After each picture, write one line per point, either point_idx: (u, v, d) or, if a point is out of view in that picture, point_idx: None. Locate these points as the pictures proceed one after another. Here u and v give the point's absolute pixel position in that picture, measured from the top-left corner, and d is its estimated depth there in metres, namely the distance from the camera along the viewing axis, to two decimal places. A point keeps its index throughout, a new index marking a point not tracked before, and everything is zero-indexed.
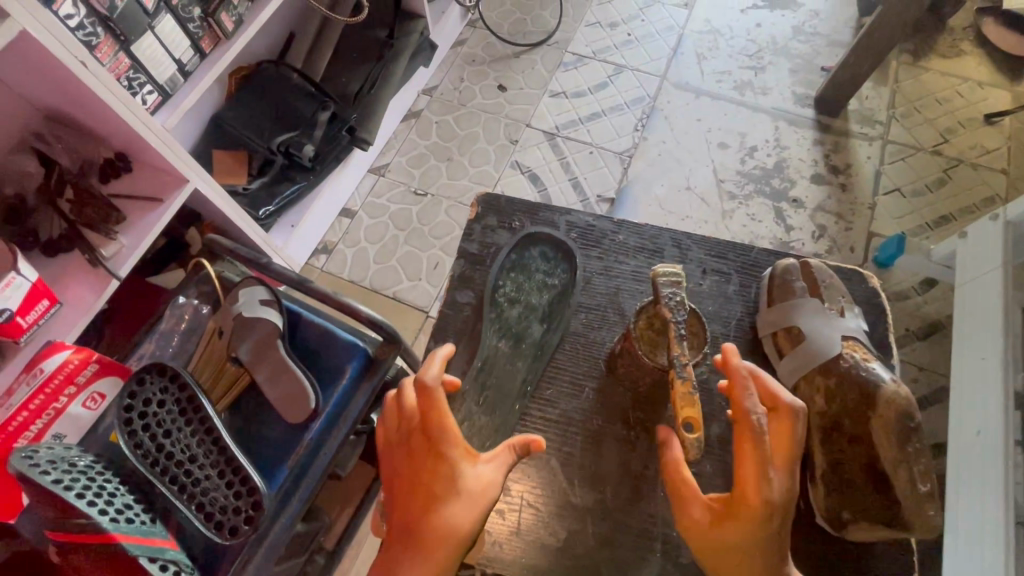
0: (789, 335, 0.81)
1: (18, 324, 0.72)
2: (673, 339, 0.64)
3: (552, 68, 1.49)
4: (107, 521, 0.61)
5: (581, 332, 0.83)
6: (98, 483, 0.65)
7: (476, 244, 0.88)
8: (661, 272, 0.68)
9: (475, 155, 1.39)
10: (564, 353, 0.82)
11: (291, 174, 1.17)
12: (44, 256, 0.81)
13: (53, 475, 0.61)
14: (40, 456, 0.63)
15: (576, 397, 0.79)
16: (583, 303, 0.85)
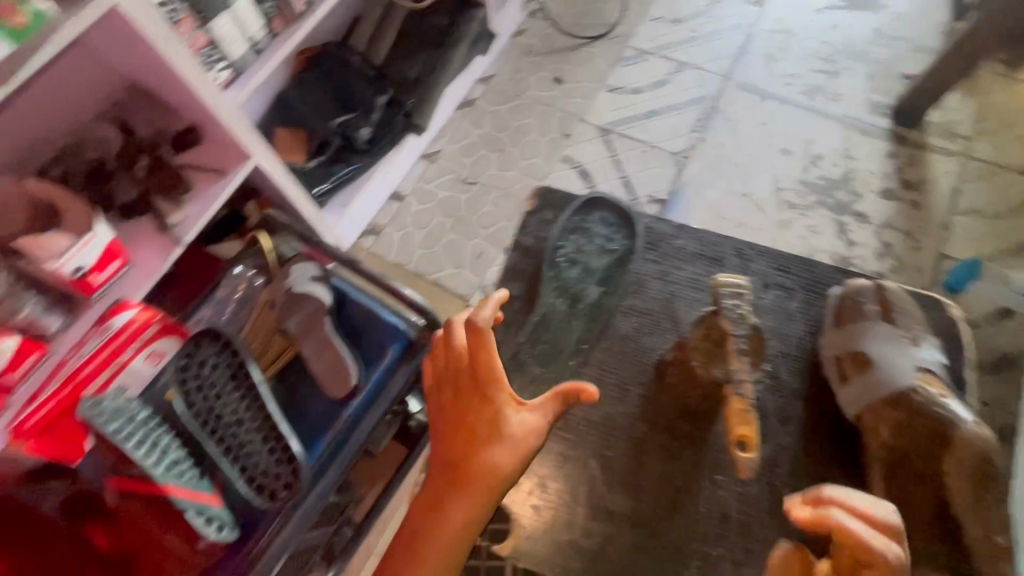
0: (856, 361, 0.93)
1: (90, 281, 0.78)
2: (733, 352, 0.80)
3: (612, 62, 1.46)
4: (161, 471, 0.64)
5: None
6: (156, 433, 0.67)
7: None
8: (725, 282, 0.82)
9: (527, 147, 1.38)
10: None
11: (345, 156, 1.20)
12: (120, 219, 0.86)
13: (114, 425, 0.65)
14: (106, 404, 0.66)
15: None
16: None
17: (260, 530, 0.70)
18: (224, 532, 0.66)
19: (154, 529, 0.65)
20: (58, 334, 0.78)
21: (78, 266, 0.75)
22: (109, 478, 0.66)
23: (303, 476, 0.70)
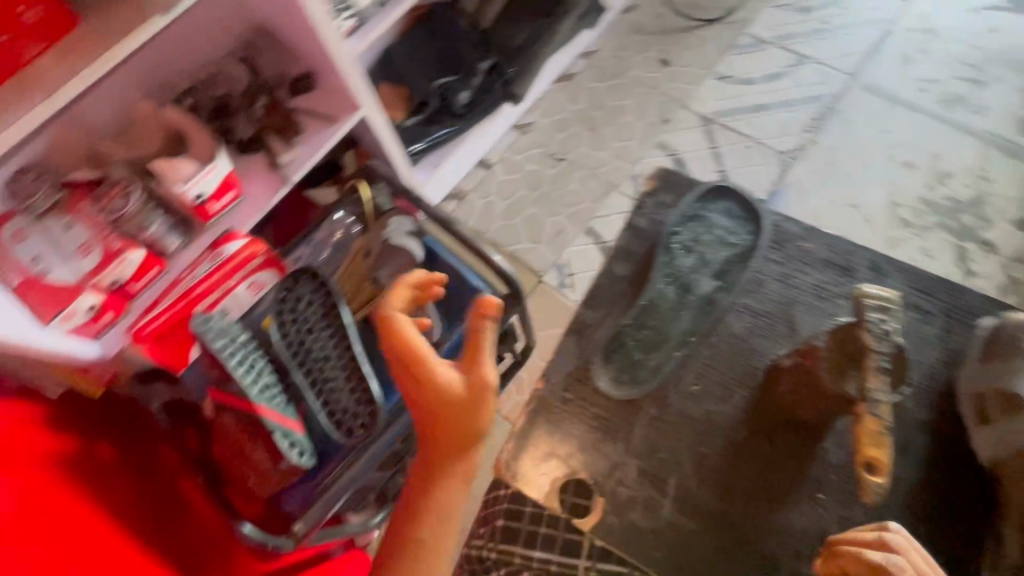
0: (1004, 400, 0.89)
1: (207, 208, 0.83)
2: (873, 372, 0.79)
3: (725, 49, 1.37)
4: (254, 391, 0.69)
5: None
6: (253, 357, 0.72)
7: None
8: (871, 296, 0.80)
9: (622, 128, 1.33)
10: None
11: (441, 117, 1.20)
12: (236, 153, 0.91)
13: (220, 342, 0.70)
14: (215, 323, 0.72)
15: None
16: None
17: (333, 462, 0.74)
18: (303, 457, 0.70)
19: (242, 443, 0.70)
20: (174, 254, 0.85)
21: (199, 193, 0.80)
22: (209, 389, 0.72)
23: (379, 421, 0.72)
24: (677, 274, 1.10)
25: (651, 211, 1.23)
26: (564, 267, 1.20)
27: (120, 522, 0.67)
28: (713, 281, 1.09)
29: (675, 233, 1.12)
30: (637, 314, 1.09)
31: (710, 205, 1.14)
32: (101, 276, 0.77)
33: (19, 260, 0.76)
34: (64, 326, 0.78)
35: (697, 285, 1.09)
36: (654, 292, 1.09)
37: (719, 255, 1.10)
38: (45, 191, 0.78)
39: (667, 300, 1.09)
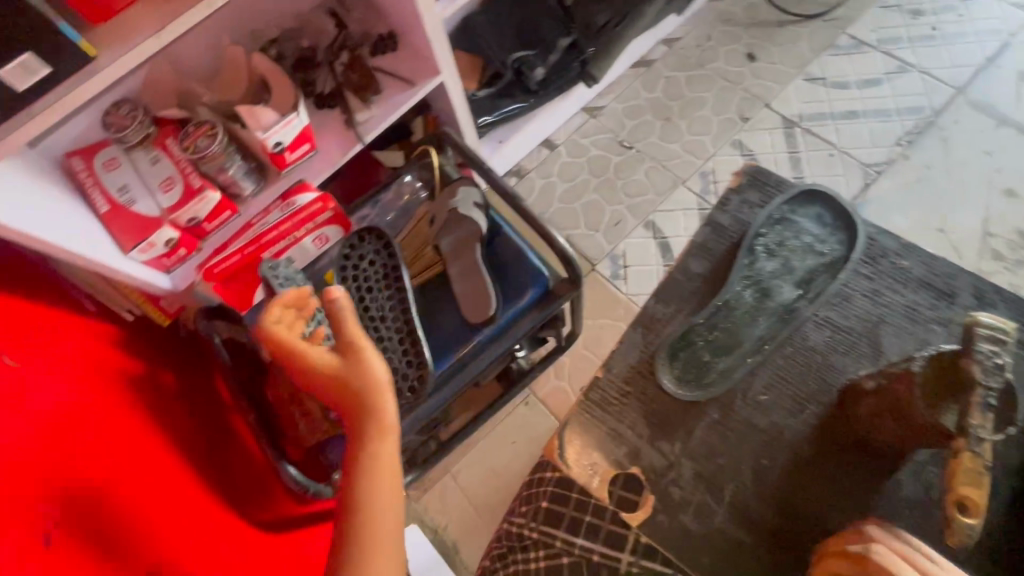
0: None
1: (284, 157, 0.84)
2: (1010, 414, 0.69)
3: (820, 48, 1.29)
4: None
5: (820, 351, 0.75)
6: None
7: (727, 217, 0.83)
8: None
9: (697, 122, 1.28)
10: (781, 356, 0.75)
11: (513, 92, 1.19)
12: (314, 107, 0.92)
13: (287, 290, 0.72)
14: (283, 271, 0.74)
15: (793, 416, 0.71)
16: (814, 315, 0.76)
17: None
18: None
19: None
20: (247, 199, 0.87)
21: (278, 141, 0.81)
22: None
23: (427, 386, 0.73)
24: (757, 277, 0.80)
25: (736, 207, 0.84)
26: (618, 257, 1.19)
27: (182, 438, 0.73)
28: (796, 288, 0.79)
29: (759, 234, 0.81)
30: (710, 314, 0.79)
31: (803, 207, 0.82)
32: (180, 213, 0.80)
33: (108, 189, 0.79)
34: (142, 257, 0.80)
35: (778, 292, 0.79)
36: (730, 294, 0.79)
37: (806, 263, 0.80)
38: (137, 123, 0.79)
39: (744, 306, 0.79)
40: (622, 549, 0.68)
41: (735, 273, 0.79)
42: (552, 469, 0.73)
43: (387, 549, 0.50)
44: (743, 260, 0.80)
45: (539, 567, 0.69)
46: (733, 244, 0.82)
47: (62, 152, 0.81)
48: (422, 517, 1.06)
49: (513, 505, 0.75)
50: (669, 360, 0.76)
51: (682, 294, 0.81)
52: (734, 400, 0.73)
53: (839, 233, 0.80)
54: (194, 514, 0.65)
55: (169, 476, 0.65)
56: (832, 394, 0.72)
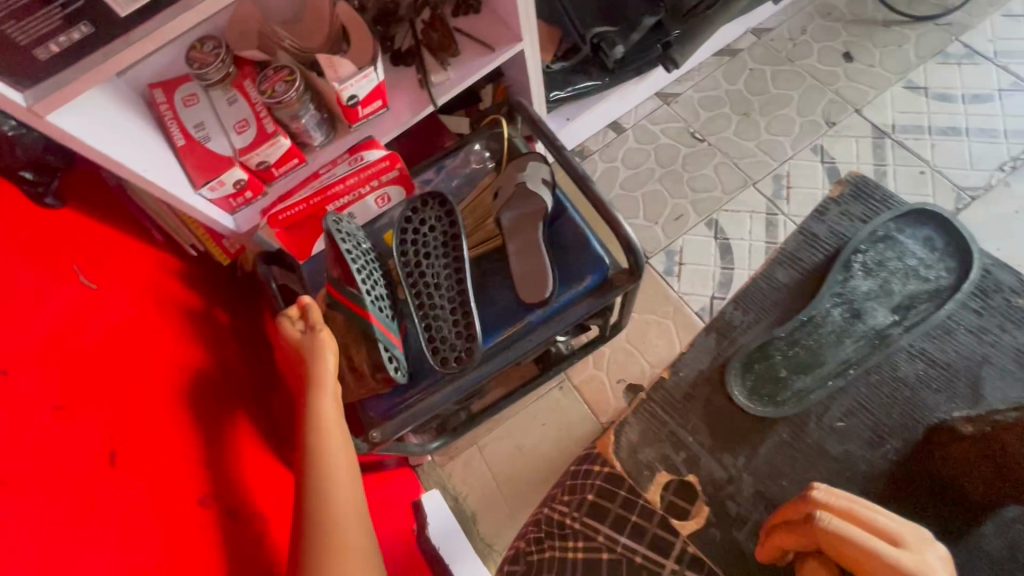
0: None
1: (356, 112, 0.83)
2: None
3: (927, 54, 1.19)
4: (369, 300, 0.71)
5: (912, 383, 0.71)
6: (369, 267, 0.74)
7: (823, 226, 0.80)
8: None
9: (778, 121, 1.20)
10: (868, 385, 0.71)
11: (588, 69, 1.13)
12: (390, 63, 0.91)
13: (348, 246, 0.72)
14: (345, 226, 0.74)
15: (870, 448, 0.69)
16: (911, 344, 0.72)
17: (419, 387, 0.75)
18: (400, 373, 0.73)
19: (353, 341, 0.73)
20: (315, 148, 0.87)
21: (353, 95, 0.80)
22: (326, 284, 0.75)
23: (474, 358, 0.72)
24: (851, 296, 0.76)
25: (836, 218, 0.79)
26: (674, 253, 1.15)
27: (231, 376, 0.76)
28: (891, 314, 0.74)
29: (858, 249, 0.77)
30: (793, 328, 0.75)
31: (911, 228, 0.77)
32: (251, 155, 0.79)
33: (185, 123, 0.79)
34: (211, 194, 0.81)
35: (871, 315, 0.75)
36: (818, 310, 0.76)
37: (907, 287, 0.75)
38: (219, 63, 0.78)
39: (831, 325, 0.75)
40: (667, 556, 0.65)
41: (826, 289, 0.76)
42: (604, 463, 0.70)
43: (340, 488, 0.61)
44: (838, 276, 0.76)
45: (577, 560, 0.65)
46: (829, 257, 0.78)
47: (145, 84, 0.81)
48: (445, 483, 1.07)
49: (554, 492, 0.71)
50: (742, 372, 0.74)
51: (764, 302, 0.78)
52: (808, 421, 0.71)
53: (948, 260, 0.75)
54: (237, 450, 0.67)
55: (218, 410, 0.68)
56: (919, 433, 0.69)
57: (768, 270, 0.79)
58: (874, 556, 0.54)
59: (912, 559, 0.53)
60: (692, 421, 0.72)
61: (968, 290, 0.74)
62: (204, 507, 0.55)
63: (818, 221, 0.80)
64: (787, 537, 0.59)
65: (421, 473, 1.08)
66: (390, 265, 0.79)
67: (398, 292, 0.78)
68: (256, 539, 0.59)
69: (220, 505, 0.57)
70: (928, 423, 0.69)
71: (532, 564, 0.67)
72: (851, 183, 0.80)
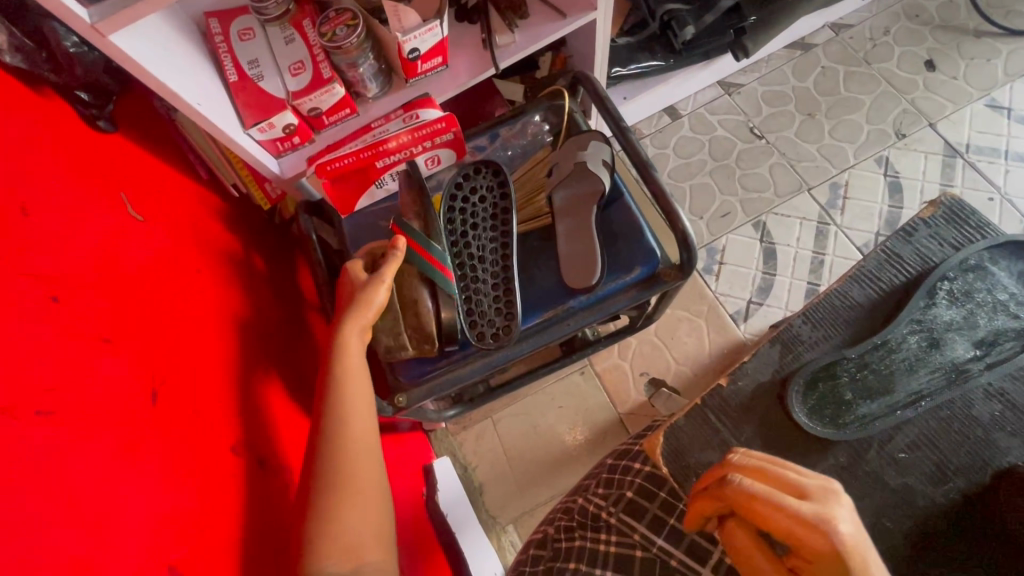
0: None
1: (415, 67, 0.79)
2: None
3: (1016, 73, 1.12)
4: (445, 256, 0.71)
5: (983, 423, 0.66)
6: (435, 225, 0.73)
7: (908, 247, 0.72)
8: None
9: (845, 126, 1.14)
10: (939, 423, 0.66)
11: (653, 47, 1.06)
12: (454, 18, 0.86)
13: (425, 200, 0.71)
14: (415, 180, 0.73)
15: (933, 484, 0.65)
16: (989, 384, 0.67)
17: (449, 357, 0.73)
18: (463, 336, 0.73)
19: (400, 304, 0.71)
20: (368, 100, 0.84)
21: (414, 48, 0.76)
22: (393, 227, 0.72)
23: (511, 337, 0.71)
24: (931, 326, 0.70)
25: (924, 240, 0.72)
26: (716, 251, 1.11)
27: (261, 312, 0.76)
28: (971, 348, 0.69)
29: (945, 277, 0.70)
30: (865, 350, 0.69)
31: (1007, 260, 0.70)
32: (304, 100, 0.77)
33: (239, 58, 0.76)
34: (260, 136, 0.78)
35: (949, 347, 0.69)
36: (893, 335, 0.69)
37: (993, 322, 0.69)
38: None
39: (905, 353, 0.69)
40: (703, 563, 0.62)
41: (907, 314, 0.69)
42: (646, 461, 0.67)
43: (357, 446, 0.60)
44: (920, 302, 0.69)
45: (608, 554, 0.63)
46: (911, 280, 0.71)
47: (202, 12, 0.77)
48: (455, 451, 1.08)
49: (589, 483, 0.69)
50: (804, 390, 0.68)
51: (835, 320, 0.71)
52: (869, 449, 0.66)
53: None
54: (267, 402, 0.67)
55: (246, 347, 0.67)
56: (986, 475, 0.64)
57: (842, 286, 0.72)
58: (780, 509, 0.49)
59: (811, 509, 0.48)
60: (733, 427, 0.67)
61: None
62: (234, 455, 0.55)
63: (905, 240, 0.72)
64: (705, 502, 0.54)
65: (433, 439, 1.09)
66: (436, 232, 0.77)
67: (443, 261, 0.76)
68: (276, 485, 0.60)
69: (249, 454, 0.58)
70: (998, 465, 0.64)
71: (559, 551, 0.65)
72: (943, 206, 0.73)
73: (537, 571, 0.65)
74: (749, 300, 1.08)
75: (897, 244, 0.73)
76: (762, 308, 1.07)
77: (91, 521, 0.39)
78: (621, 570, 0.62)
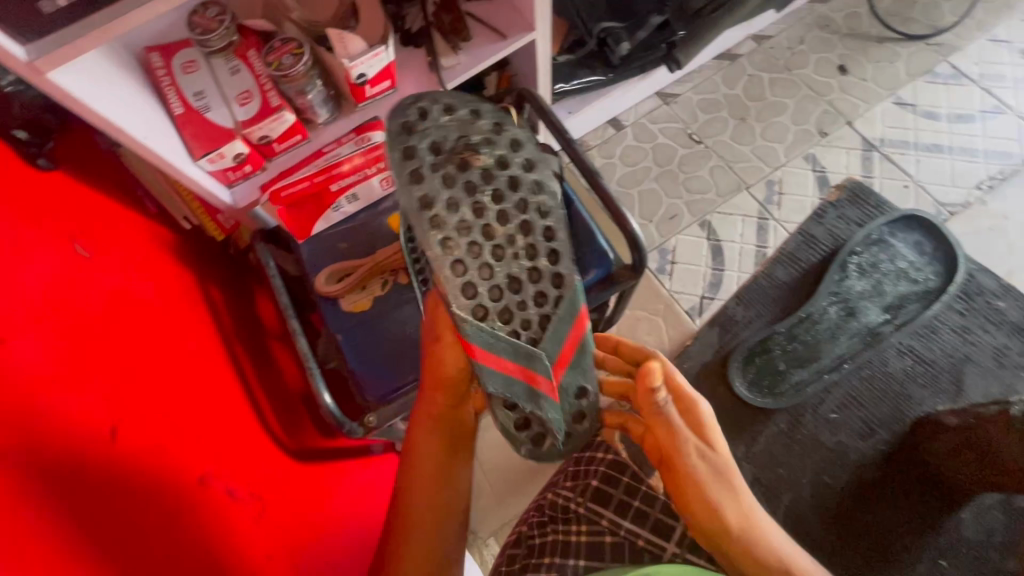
0: None
1: (364, 91, 0.81)
2: None
3: (916, 73, 1.24)
4: (472, 321, 0.50)
5: (898, 378, 0.88)
6: (503, 235, 0.50)
7: (825, 231, 0.95)
8: None
9: (773, 127, 1.23)
10: (863, 384, 0.88)
11: (592, 64, 1.12)
12: (400, 43, 0.89)
13: (448, 192, 0.49)
14: (451, 142, 0.51)
15: (861, 439, 0.86)
16: (900, 342, 0.89)
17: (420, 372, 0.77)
18: (533, 453, 0.55)
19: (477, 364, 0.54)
20: (319, 125, 0.85)
21: (362, 73, 0.78)
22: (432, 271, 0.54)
23: None
24: (846, 296, 0.90)
25: (835, 222, 0.95)
26: (668, 252, 1.16)
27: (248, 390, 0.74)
28: (883, 313, 0.89)
29: (854, 252, 0.91)
30: (792, 324, 0.90)
31: (903, 233, 0.92)
32: (254, 128, 0.77)
33: (184, 90, 0.76)
34: (210, 166, 0.78)
35: (865, 313, 0.89)
36: (815, 307, 0.90)
37: (899, 289, 0.89)
38: (224, 30, 0.75)
39: (827, 321, 0.89)
40: (667, 539, 0.63)
41: (823, 290, 0.90)
42: (608, 449, 0.69)
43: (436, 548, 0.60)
44: (835, 277, 0.91)
45: (580, 544, 0.64)
46: (826, 258, 0.93)
47: (142, 47, 0.77)
48: None
49: (557, 478, 0.71)
50: (743, 365, 0.90)
51: (767, 300, 0.93)
52: (804, 413, 0.87)
53: (935, 264, 0.91)
54: (243, 438, 0.66)
55: (214, 390, 0.66)
56: (904, 426, 0.85)
57: (772, 267, 0.89)
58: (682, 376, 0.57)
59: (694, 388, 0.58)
60: None
61: (953, 292, 0.91)
62: (203, 488, 0.54)
63: (818, 225, 0.95)
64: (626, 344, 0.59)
65: None
66: (558, 216, 0.51)
67: (569, 272, 0.51)
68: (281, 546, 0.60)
69: (218, 487, 0.56)
70: (914, 415, 0.86)
71: (534, 549, 0.66)
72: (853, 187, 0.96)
73: (513, 570, 0.66)
74: (702, 296, 1.13)
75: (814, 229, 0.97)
76: (714, 302, 1.13)
77: (52, 554, 0.38)
78: (592, 558, 0.63)
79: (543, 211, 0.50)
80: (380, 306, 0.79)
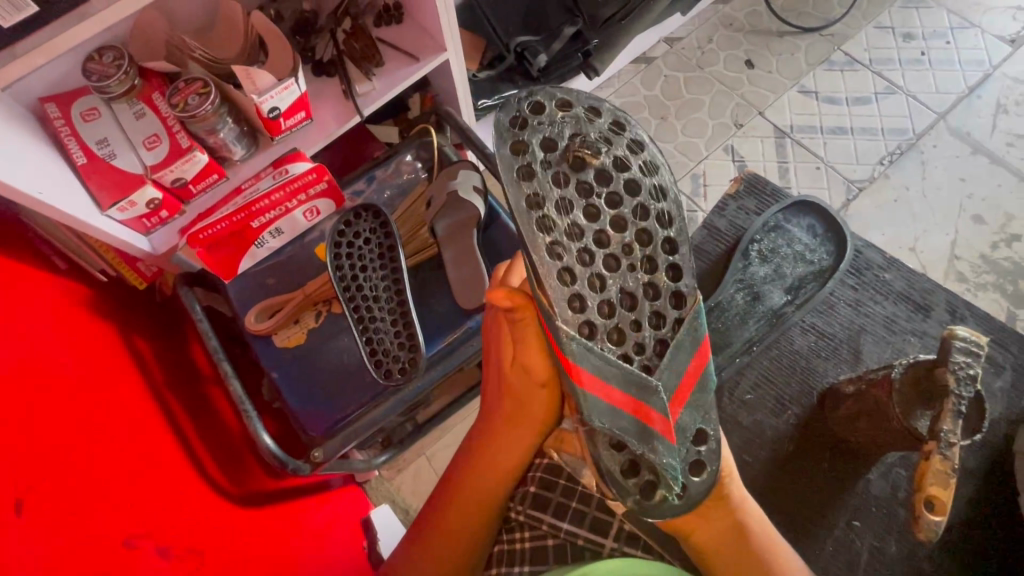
0: None
1: (279, 124, 0.80)
2: (947, 414, 0.60)
3: (815, 62, 1.33)
4: (578, 339, 0.47)
5: (806, 355, 0.93)
6: (617, 245, 0.48)
7: (726, 221, 1.00)
8: (959, 334, 0.61)
9: (692, 123, 1.29)
10: (779, 362, 0.93)
11: (513, 77, 1.14)
12: (312, 73, 0.89)
13: (560, 191, 0.48)
14: (565, 139, 0.48)
15: (774, 415, 0.90)
16: (803, 321, 0.95)
17: (361, 403, 0.76)
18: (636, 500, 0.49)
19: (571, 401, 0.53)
20: (236, 162, 0.84)
21: (274, 107, 0.77)
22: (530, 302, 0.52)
23: (417, 370, 0.74)
24: (750, 282, 0.94)
25: (734, 213, 1.01)
26: None
27: (185, 443, 0.72)
28: (784, 294, 0.95)
29: (754, 239, 0.96)
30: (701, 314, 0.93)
31: (795, 218, 0.97)
32: (165, 172, 0.75)
33: (86, 139, 0.74)
34: (121, 215, 0.75)
35: (768, 297, 0.94)
36: (724, 296, 0.94)
37: (796, 271, 0.95)
38: (122, 74, 0.73)
39: (735, 308, 0.94)
40: (606, 535, 0.64)
41: (730, 277, 0.94)
42: (542, 457, 0.71)
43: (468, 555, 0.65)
44: (738, 264, 0.95)
45: (524, 550, 0.64)
46: (729, 248, 0.99)
47: (36, 98, 0.74)
48: (394, 497, 1.06)
49: None
50: None
51: None
52: (722, 397, 0.91)
53: (826, 245, 0.97)
54: (178, 492, 0.63)
55: (142, 446, 0.63)
56: (812, 398, 0.90)
57: None
58: None
59: None
60: None
61: (844, 268, 0.98)
62: (132, 550, 0.52)
63: (720, 217, 1.01)
64: None
65: (368, 490, 1.06)
66: (680, 225, 0.49)
67: (691, 288, 0.49)
68: None
69: (151, 547, 0.54)
70: (820, 388, 0.91)
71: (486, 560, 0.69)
72: (746, 179, 1.03)
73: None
74: None
75: (717, 222, 1.03)
76: None
77: None
78: (537, 562, 0.63)
79: (663, 220, 0.49)
80: (314, 339, 0.78)
